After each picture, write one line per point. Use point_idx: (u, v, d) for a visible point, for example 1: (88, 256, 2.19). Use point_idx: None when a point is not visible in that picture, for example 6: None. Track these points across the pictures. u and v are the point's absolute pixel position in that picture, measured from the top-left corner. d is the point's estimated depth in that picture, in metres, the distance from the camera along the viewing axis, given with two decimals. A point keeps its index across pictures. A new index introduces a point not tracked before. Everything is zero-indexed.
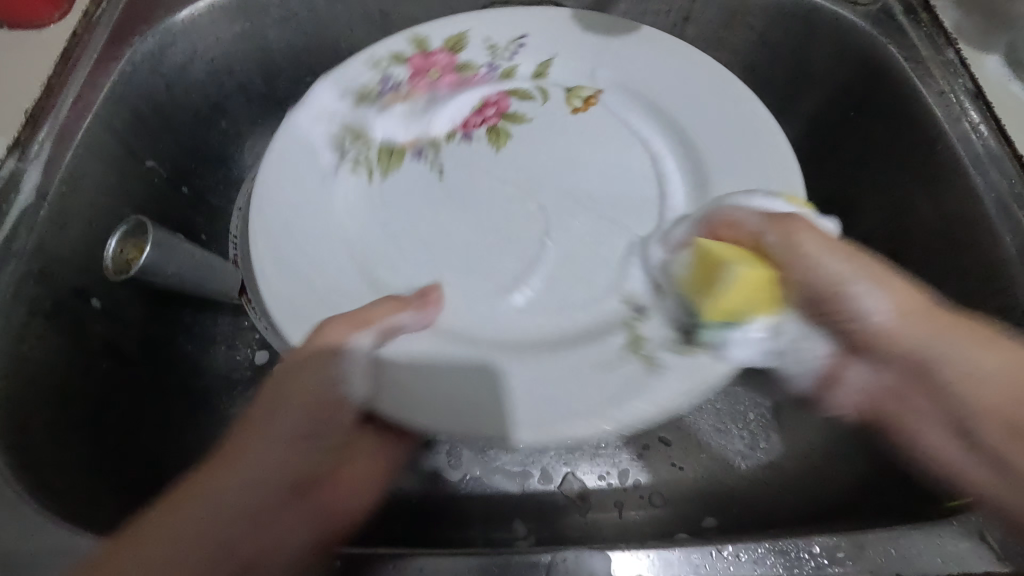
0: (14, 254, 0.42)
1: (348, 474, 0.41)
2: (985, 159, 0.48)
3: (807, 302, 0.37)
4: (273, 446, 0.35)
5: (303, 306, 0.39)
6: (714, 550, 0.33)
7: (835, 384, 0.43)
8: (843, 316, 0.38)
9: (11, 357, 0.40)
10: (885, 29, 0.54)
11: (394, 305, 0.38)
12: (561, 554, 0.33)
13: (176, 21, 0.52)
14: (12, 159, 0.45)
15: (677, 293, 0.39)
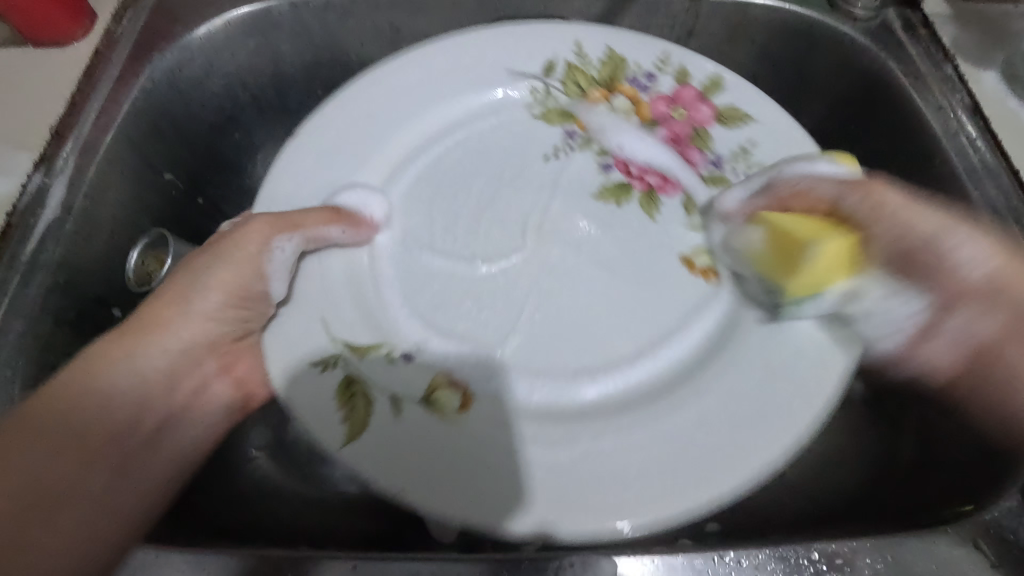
0: (40, 266, 0.43)
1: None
2: (982, 173, 0.49)
3: (894, 258, 0.41)
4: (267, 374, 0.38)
5: (227, 276, 0.42)
6: (716, 556, 0.34)
7: (933, 335, 0.43)
8: (933, 264, 0.41)
9: (38, 366, 0.41)
10: (884, 44, 0.55)
11: (327, 218, 0.42)
12: (568, 559, 0.34)
13: (194, 37, 0.54)
14: (38, 174, 0.47)
15: (753, 269, 0.43)
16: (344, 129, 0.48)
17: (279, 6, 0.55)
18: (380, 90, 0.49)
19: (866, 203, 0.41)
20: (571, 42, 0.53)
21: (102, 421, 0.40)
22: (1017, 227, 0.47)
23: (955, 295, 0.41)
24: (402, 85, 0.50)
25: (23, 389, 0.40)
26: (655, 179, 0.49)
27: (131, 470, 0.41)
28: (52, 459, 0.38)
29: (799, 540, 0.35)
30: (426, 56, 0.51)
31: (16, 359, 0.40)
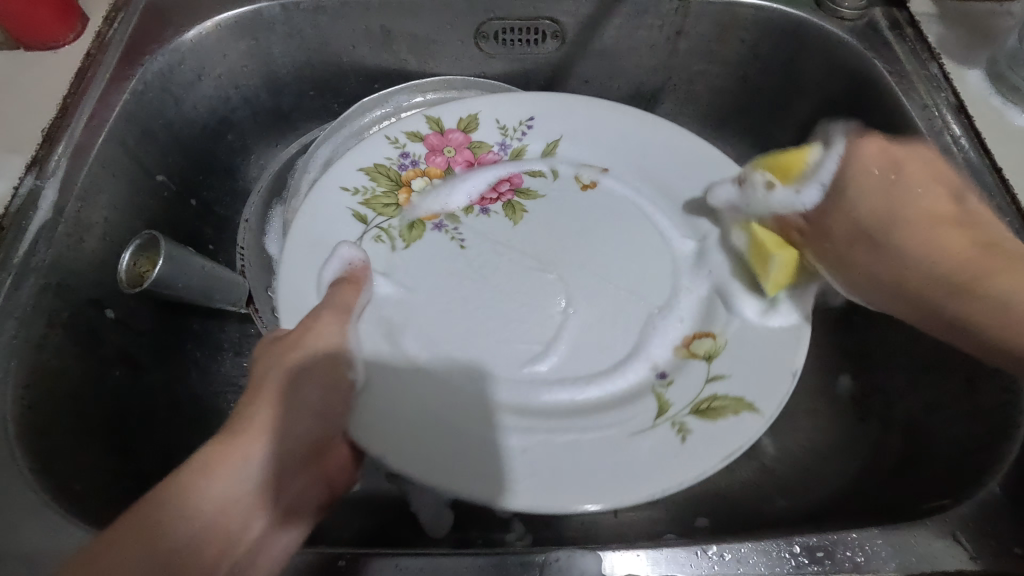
0: (33, 268, 0.44)
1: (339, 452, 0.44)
2: (965, 171, 0.50)
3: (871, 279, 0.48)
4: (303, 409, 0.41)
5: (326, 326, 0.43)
6: (699, 550, 0.35)
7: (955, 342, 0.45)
8: (964, 303, 0.42)
9: (31, 368, 0.42)
10: (870, 43, 0.56)
11: (350, 289, 0.45)
12: (553, 554, 0.35)
13: (186, 40, 0.54)
14: (30, 177, 0.47)
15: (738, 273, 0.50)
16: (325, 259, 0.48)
17: (270, 8, 0.56)
18: (313, 210, 0.50)
19: (836, 233, 0.48)
20: (423, 119, 0.56)
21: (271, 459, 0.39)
22: (1000, 225, 0.47)
23: (961, 318, 0.43)
24: (326, 210, 0.50)
25: (15, 390, 0.40)
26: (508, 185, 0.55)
27: (297, 489, 0.41)
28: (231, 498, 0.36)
29: (782, 534, 0.35)
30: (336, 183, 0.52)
31: (9, 360, 0.41)
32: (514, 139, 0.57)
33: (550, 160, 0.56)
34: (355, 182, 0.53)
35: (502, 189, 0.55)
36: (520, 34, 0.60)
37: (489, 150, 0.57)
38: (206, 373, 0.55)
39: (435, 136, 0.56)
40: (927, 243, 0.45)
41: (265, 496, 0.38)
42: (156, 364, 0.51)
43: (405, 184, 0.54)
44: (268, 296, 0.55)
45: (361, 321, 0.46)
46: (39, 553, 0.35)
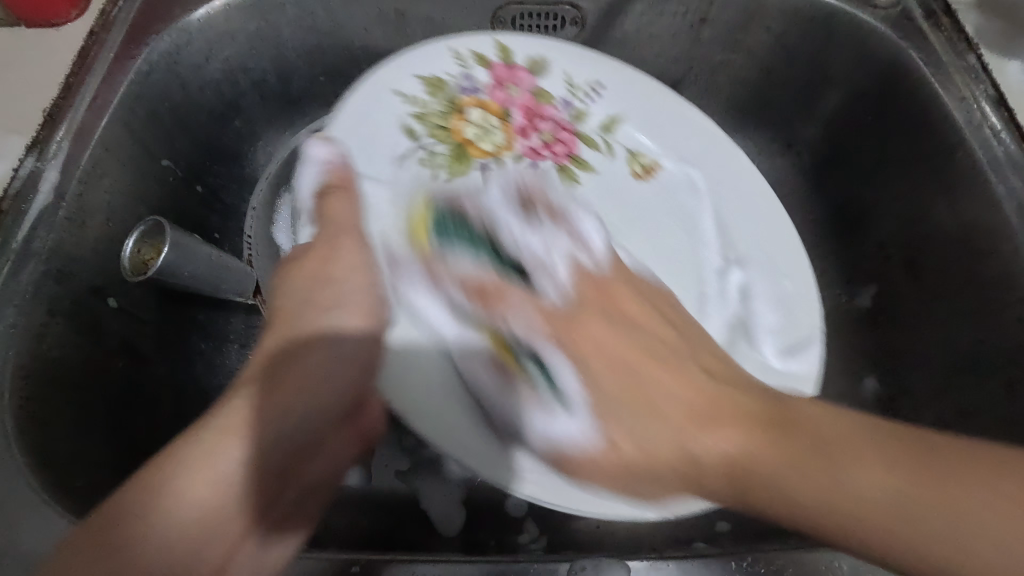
0: (33, 253, 0.42)
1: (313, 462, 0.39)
2: (1006, 165, 0.48)
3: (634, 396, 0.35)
4: (328, 361, 0.38)
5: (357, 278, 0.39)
6: (733, 563, 0.33)
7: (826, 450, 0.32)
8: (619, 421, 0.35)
9: (31, 357, 0.40)
10: (905, 32, 0.53)
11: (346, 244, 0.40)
12: (578, 564, 0.33)
13: (192, 20, 0.52)
14: (31, 158, 0.45)
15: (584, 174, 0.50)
16: (370, 157, 0.46)
17: None
18: (368, 123, 0.47)
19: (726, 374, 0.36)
20: (493, 44, 0.53)
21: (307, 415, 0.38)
22: None
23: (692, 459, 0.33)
24: (379, 116, 0.48)
25: (15, 379, 0.39)
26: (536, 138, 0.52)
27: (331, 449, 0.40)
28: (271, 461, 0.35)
29: (818, 547, 0.34)
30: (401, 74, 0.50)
31: (8, 349, 0.39)
32: (580, 98, 0.54)
33: (609, 136, 0.54)
34: (408, 88, 0.50)
35: (556, 149, 0.52)
36: (539, 19, 0.58)
37: (551, 102, 0.54)
38: (211, 365, 0.53)
39: (504, 69, 0.53)
40: (645, 407, 0.34)
41: (248, 505, 0.34)
42: (160, 355, 0.49)
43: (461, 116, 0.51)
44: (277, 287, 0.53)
45: (372, 214, 0.42)
46: (39, 552, 0.33)
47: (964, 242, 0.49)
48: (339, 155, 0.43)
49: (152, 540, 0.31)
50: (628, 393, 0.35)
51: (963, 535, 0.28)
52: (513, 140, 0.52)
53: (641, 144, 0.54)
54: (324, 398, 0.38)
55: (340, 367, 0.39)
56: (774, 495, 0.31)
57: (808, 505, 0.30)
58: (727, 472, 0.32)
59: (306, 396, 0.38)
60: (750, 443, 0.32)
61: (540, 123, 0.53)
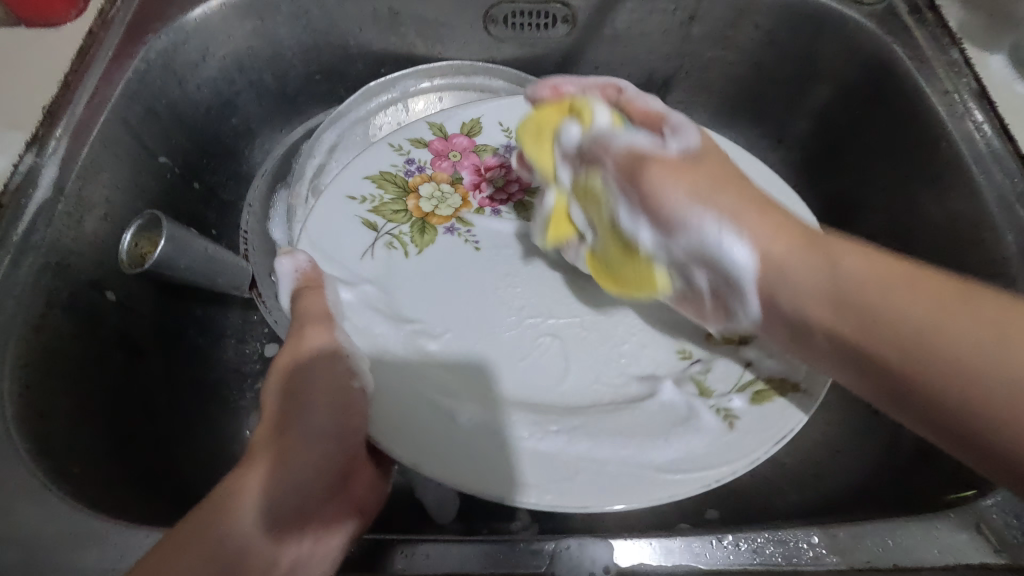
0: (32, 246, 0.43)
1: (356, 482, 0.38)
2: (988, 158, 0.48)
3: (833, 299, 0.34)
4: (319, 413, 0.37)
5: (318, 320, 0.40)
6: (714, 540, 0.34)
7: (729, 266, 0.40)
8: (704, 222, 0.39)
9: (30, 346, 0.41)
10: (889, 27, 0.54)
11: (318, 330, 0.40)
12: (564, 542, 0.34)
13: (189, 19, 0.53)
14: (30, 154, 0.46)
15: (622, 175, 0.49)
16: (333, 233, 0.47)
17: None
18: (330, 225, 0.47)
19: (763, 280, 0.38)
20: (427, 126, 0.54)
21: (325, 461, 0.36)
22: None
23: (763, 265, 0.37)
24: (342, 226, 0.48)
25: (14, 367, 0.39)
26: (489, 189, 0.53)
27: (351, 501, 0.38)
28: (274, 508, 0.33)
29: (800, 525, 0.35)
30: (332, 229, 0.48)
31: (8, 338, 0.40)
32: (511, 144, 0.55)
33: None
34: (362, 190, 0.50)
35: (510, 190, 0.53)
36: (531, 17, 0.59)
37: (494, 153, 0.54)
38: (208, 358, 0.54)
39: (440, 142, 0.54)
40: (884, 296, 0.31)
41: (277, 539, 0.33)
42: (158, 347, 0.50)
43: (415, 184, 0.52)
44: (270, 282, 0.55)
45: (356, 321, 0.43)
46: (38, 534, 0.34)
47: (948, 233, 0.49)
48: (303, 258, 0.44)
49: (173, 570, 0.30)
50: (710, 181, 0.38)
51: (980, 370, 0.28)
52: (467, 197, 0.53)
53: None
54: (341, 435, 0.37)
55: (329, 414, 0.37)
56: (886, 327, 0.31)
57: (938, 363, 0.29)
58: (831, 304, 0.34)
59: (298, 437, 0.36)
60: (910, 308, 0.30)
61: (490, 173, 0.53)
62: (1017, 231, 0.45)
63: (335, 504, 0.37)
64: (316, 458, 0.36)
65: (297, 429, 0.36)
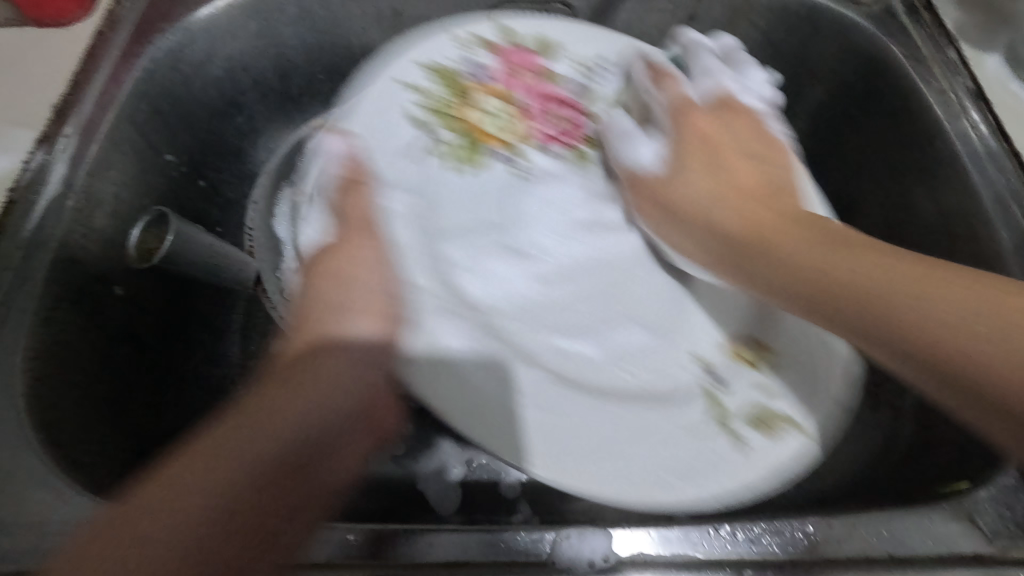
0: (42, 242, 0.44)
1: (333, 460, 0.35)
2: (983, 156, 0.49)
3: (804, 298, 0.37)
4: (322, 380, 0.37)
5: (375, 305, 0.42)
6: (711, 529, 0.35)
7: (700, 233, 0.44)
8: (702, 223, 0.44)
9: (40, 341, 0.42)
10: (885, 28, 0.55)
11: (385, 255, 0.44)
12: (563, 532, 0.35)
13: (196, 19, 0.54)
14: (40, 152, 0.47)
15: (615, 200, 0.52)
16: (386, 123, 0.50)
17: None
18: (377, 113, 0.50)
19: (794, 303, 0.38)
20: (498, 27, 0.56)
21: (327, 414, 0.36)
22: (1018, 211, 0.47)
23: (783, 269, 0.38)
24: (385, 108, 0.50)
25: (25, 361, 0.40)
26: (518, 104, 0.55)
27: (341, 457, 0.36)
28: (232, 485, 0.30)
29: (796, 515, 0.35)
30: (388, 110, 0.50)
31: (18, 332, 0.41)
32: (591, 77, 0.56)
33: (617, 103, 0.56)
34: (413, 79, 0.52)
35: (557, 125, 0.55)
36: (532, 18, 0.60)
37: (563, 83, 0.56)
38: (213, 354, 0.55)
39: (517, 54, 0.56)
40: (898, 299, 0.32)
41: (257, 496, 0.31)
42: (165, 342, 0.51)
43: (483, 89, 0.54)
44: (276, 279, 0.52)
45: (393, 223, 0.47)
46: (49, 523, 0.35)
47: (943, 231, 0.50)
48: (350, 148, 0.47)
49: (176, 507, 0.29)
50: (703, 150, 0.46)
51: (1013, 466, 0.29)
52: (522, 123, 0.54)
53: (601, 86, 0.56)
54: (335, 397, 0.37)
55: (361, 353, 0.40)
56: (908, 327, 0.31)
57: (972, 348, 0.29)
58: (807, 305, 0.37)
59: (311, 384, 0.37)
60: (842, 262, 0.35)
61: (552, 103, 0.55)
62: (1010, 227, 0.46)
63: (334, 454, 0.36)
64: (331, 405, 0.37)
65: (321, 372, 0.38)
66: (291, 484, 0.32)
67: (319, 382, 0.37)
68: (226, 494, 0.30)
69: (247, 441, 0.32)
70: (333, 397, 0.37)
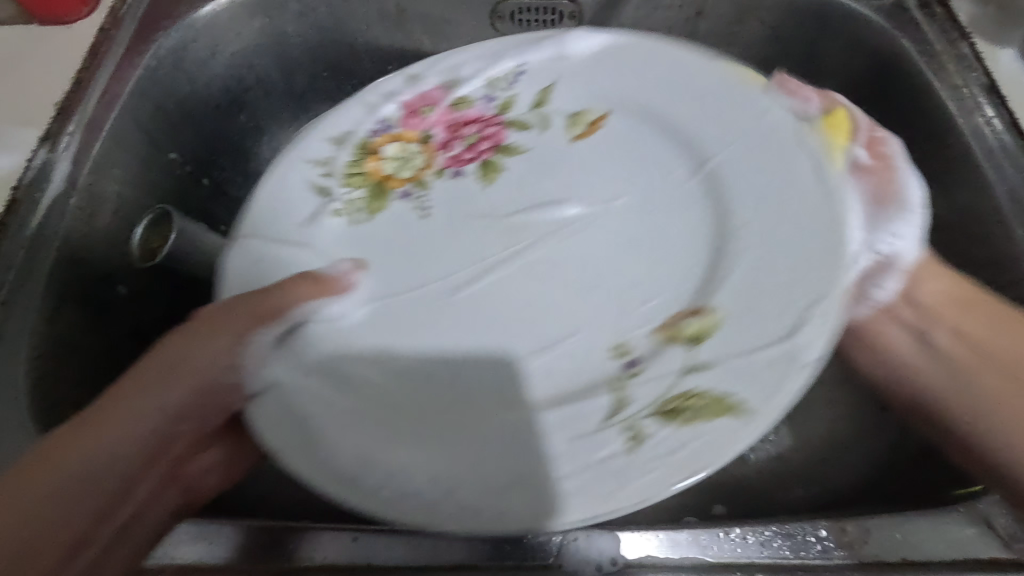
0: (44, 241, 0.44)
1: (194, 459, 0.40)
2: (999, 153, 0.48)
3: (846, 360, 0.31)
4: (155, 408, 0.36)
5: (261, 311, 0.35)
6: (720, 532, 0.34)
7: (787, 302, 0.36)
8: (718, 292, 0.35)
9: (43, 339, 0.41)
10: (898, 23, 0.54)
11: (310, 290, 0.37)
12: (570, 534, 0.35)
13: (199, 17, 0.54)
14: (43, 150, 0.47)
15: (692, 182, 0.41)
16: (285, 182, 0.44)
17: None
18: (274, 189, 0.43)
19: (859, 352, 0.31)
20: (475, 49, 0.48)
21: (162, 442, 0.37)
22: None
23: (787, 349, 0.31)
24: (289, 184, 0.44)
25: (29, 360, 0.40)
26: (456, 146, 0.46)
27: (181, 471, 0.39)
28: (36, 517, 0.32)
29: (808, 519, 0.35)
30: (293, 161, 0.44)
31: (23, 331, 0.41)
32: (501, 90, 0.48)
33: (541, 110, 0.46)
34: (320, 154, 0.45)
35: (478, 147, 0.46)
36: (537, 14, 0.59)
37: (473, 106, 0.47)
38: None
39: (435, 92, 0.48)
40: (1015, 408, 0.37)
41: (67, 529, 0.33)
42: None
43: (377, 149, 0.46)
44: None
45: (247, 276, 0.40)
46: None
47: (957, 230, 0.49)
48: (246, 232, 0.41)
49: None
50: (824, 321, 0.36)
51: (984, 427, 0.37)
52: (432, 157, 0.46)
53: (581, 103, 0.46)
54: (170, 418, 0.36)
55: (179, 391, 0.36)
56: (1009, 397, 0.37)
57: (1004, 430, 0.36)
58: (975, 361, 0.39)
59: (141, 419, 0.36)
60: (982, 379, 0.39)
61: (463, 130, 0.47)
62: None
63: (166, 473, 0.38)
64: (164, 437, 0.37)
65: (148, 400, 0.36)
66: (98, 518, 0.34)
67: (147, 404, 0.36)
68: (18, 531, 0.32)
69: (67, 477, 0.33)
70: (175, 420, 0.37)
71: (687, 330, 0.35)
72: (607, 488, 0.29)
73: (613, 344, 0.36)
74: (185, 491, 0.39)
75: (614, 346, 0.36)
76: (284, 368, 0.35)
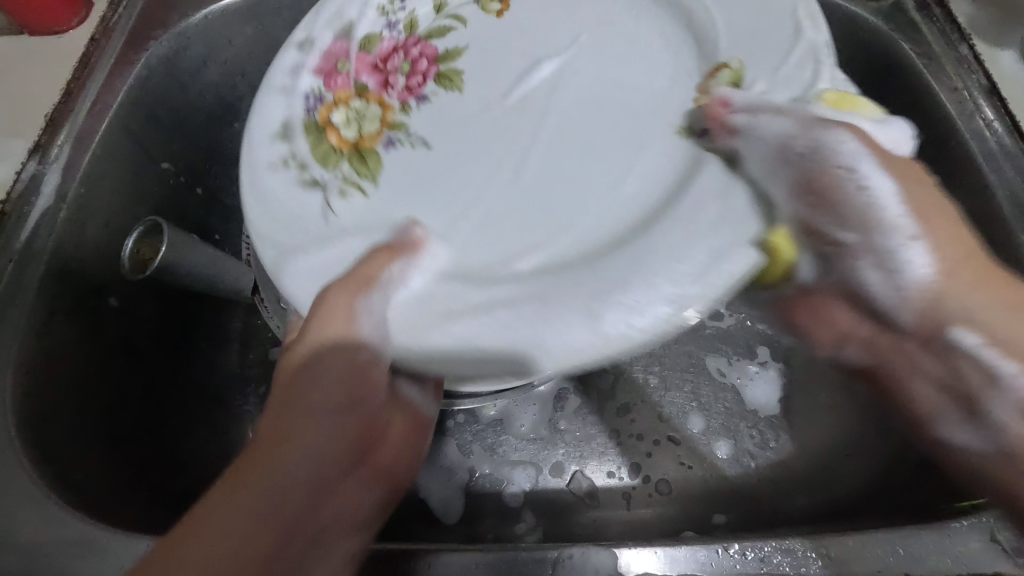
0: (34, 255, 0.44)
1: (382, 451, 0.36)
2: (1000, 157, 0.47)
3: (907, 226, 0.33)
4: (324, 432, 0.32)
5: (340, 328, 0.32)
6: (720, 548, 0.34)
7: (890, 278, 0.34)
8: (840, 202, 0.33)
9: (31, 355, 0.41)
10: (897, 24, 0.53)
11: (382, 255, 0.34)
12: (567, 551, 0.34)
13: (191, 24, 0.53)
14: (33, 161, 0.47)
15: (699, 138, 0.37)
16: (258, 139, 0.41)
17: None
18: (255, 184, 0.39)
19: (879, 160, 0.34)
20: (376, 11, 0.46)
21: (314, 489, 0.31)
22: None
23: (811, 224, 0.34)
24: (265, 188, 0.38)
25: (17, 377, 0.40)
26: (394, 79, 0.45)
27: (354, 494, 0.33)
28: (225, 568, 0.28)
29: (807, 534, 0.34)
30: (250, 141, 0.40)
31: (11, 347, 0.40)
32: (397, 13, 0.47)
33: (445, 11, 0.47)
34: (279, 154, 0.40)
35: (420, 66, 0.45)
36: None
37: (381, 39, 0.46)
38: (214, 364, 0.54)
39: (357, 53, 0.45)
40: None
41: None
42: (163, 352, 0.50)
43: (325, 120, 0.43)
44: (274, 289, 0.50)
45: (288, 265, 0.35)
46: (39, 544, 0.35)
47: None
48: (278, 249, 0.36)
49: None
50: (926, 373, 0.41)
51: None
52: (384, 100, 0.44)
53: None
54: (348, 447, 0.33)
55: (342, 420, 0.33)
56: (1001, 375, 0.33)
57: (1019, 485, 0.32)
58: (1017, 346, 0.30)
59: (279, 449, 0.31)
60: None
61: (388, 61, 0.45)
62: None
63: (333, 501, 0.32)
64: (331, 502, 0.32)
65: (287, 430, 0.32)
66: (270, 551, 0.29)
67: (296, 444, 0.31)
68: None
69: (231, 505, 0.29)
70: (344, 441, 0.33)
71: (687, 127, 0.38)
72: (692, 247, 0.32)
73: (680, 128, 0.38)
74: (361, 513, 0.34)
75: (681, 127, 0.38)
76: (400, 317, 0.33)
